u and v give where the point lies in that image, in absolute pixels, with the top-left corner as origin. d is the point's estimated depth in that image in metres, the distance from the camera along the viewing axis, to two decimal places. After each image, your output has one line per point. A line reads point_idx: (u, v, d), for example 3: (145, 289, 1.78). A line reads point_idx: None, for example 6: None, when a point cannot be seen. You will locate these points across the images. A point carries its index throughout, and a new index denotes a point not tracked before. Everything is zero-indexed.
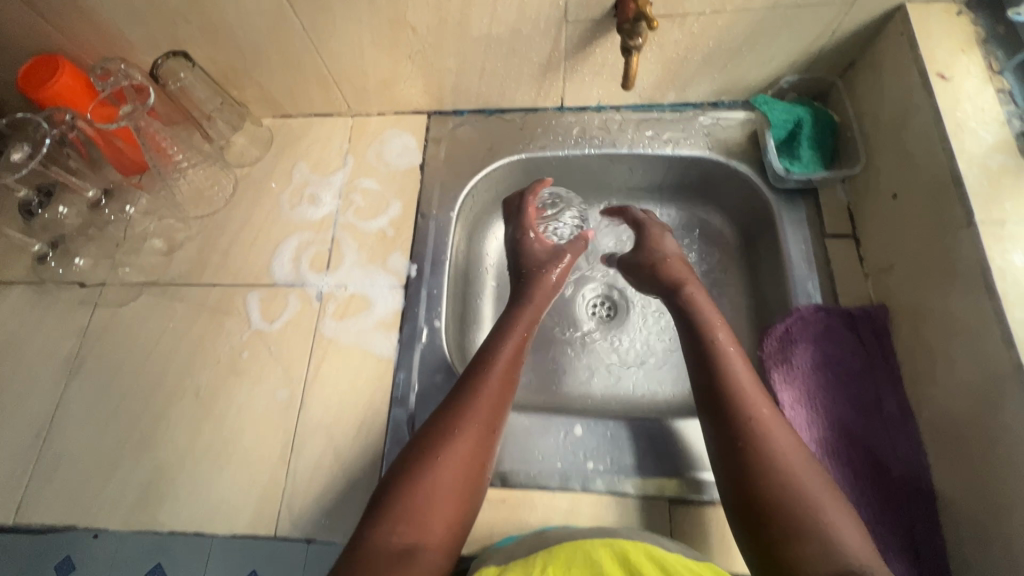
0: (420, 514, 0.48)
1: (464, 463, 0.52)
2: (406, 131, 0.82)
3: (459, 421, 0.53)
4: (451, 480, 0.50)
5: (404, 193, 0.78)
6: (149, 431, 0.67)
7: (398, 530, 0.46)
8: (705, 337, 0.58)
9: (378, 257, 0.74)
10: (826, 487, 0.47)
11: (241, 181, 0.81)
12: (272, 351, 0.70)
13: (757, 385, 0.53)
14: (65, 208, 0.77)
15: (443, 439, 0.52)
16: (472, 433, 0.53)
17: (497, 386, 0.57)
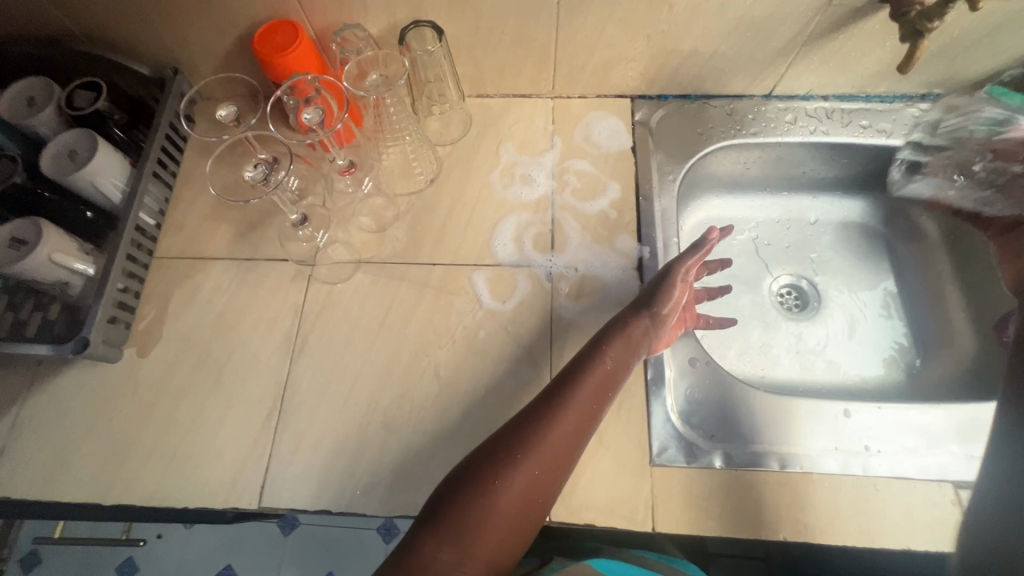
0: (472, 543, 0.48)
1: (523, 493, 0.51)
2: (612, 114, 0.81)
3: (527, 450, 0.52)
4: (508, 508, 0.50)
5: (621, 176, 0.77)
6: (392, 413, 0.65)
7: (445, 548, 0.48)
8: None
9: (605, 239, 0.73)
10: None
11: (446, 159, 0.79)
12: (509, 331, 0.68)
13: None
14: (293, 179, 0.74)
15: (510, 465, 0.51)
16: (536, 465, 0.52)
17: (575, 416, 0.56)
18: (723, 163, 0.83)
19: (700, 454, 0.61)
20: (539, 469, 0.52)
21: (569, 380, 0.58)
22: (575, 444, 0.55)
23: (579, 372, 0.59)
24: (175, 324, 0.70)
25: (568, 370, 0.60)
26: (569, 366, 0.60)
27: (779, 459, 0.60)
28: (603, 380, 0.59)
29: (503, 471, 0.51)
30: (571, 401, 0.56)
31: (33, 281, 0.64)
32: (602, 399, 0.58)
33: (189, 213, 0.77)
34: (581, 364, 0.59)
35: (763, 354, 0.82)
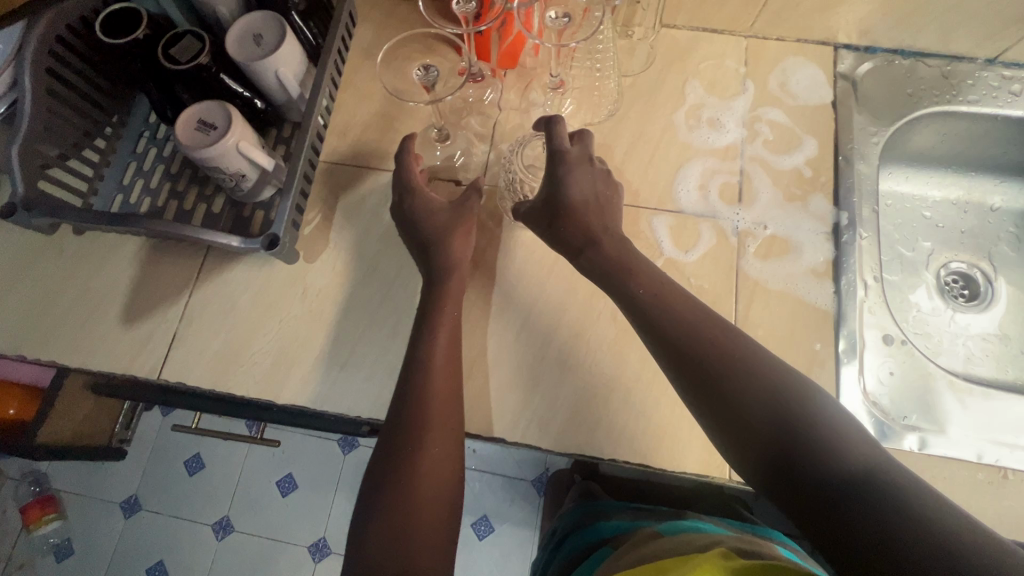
0: (406, 519, 0.48)
1: (442, 466, 0.52)
2: (812, 62, 0.74)
3: (421, 423, 0.52)
4: (429, 482, 0.50)
5: (819, 132, 0.71)
6: (569, 350, 0.63)
7: (381, 544, 0.47)
8: (653, 293, 0.52)
9: (797, 199, 0.68)
10: (741, 408, 0.43)
11: (628, 91, 0.73)
12: (692, 283, 0.65)
13: (683, 347, 0.48)
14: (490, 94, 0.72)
15: (416, 447, 0.51)
16: (434, 436, 0.52)
17: (446, 389, 0.55)
18: (924, 132, 0.76)
19: (892, 434, 0.58)
20: (442, 436, 0.53)
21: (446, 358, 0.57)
22: (457, 407, 0.55)
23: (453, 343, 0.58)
24: (343, 233, 0.68)
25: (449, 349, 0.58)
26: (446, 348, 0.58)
27: (978, 451, 0.57)
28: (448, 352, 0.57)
29: (411, 453, 0.51)
30: (451, 371, 0.57)
31: (216, 169, 0.62)
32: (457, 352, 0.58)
33: (355, 118, 0.73)
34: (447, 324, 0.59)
35: (930, 341, 0.77)
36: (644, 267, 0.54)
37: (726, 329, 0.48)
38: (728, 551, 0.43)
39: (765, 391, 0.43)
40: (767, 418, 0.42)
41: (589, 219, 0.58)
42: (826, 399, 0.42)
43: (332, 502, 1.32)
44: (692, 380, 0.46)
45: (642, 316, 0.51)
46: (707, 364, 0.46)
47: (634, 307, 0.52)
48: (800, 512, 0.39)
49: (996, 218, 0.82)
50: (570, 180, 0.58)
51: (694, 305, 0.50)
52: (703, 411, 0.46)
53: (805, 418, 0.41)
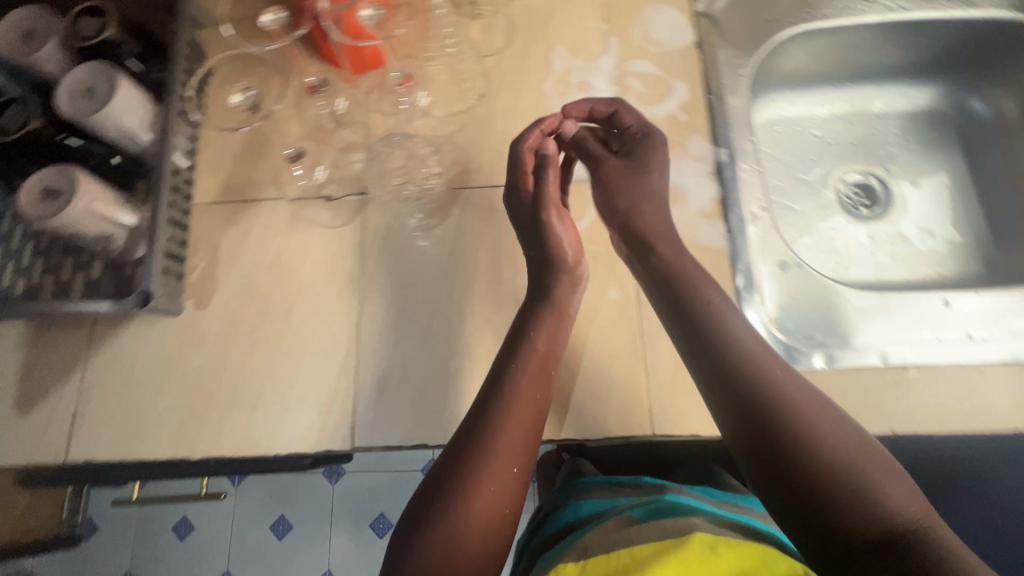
0: (473, 489, 0.45)
1: (485, 530, 0.45)
2: (669, 6, 0.74)
3: (506, 394, 0.50)
4: (505, 455, 0.47)
5: (687, 74, 0.71)
6: (477, 341, 0.63)
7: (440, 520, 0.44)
8: (707, 308, 0.53)
9: (677, 145, 0.68)
10: (794, 442, 0.45)
11: (494, 72, 0.72)
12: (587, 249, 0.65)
13: (748, 368, 0.49)
14: (343, 101, 0.71)
15: (478, 452, 0.47)
16: (520, 410, 0.49)
17: (538, 365, 0.52)
18: (791, 55, 0.77)
19: (800, 356, 0.60)
20: (528, 415, 0.50)
21: (518, 346, 0.53)
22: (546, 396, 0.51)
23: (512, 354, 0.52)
24: (231, 271, 0.66)
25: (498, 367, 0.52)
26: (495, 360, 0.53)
27: (882, 353, 0.59)
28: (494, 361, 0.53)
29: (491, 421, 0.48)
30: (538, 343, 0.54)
31: (77, 235, 0.60)
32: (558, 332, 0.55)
33: (222, 152, 0.71)
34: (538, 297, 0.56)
35: (839, 256, 0.78)
36: (696, 286, 0.54)
37: (781, 365, 0.49)
38: (702, 537, 0.49)
39: (813, 425, 0.46)
40: (801, 450, 0.44)
41: (651, 205, 0.60)
42: (863, 437, 0.46)
43: (330, 534, 1.30)
44: (745, 398, 0.47)
45: (699, 332, 0.52)
46: (761, 390, 0.47)
47: (683, 314, 0.53)
48: (814, 540, 0.43)
49: (883, 124, 0.84)
50: (654, 160, 0.61)
51: (749, 331, 0.52)
52: (752, 422, 0.47)
53: (840, 454, 0.44)
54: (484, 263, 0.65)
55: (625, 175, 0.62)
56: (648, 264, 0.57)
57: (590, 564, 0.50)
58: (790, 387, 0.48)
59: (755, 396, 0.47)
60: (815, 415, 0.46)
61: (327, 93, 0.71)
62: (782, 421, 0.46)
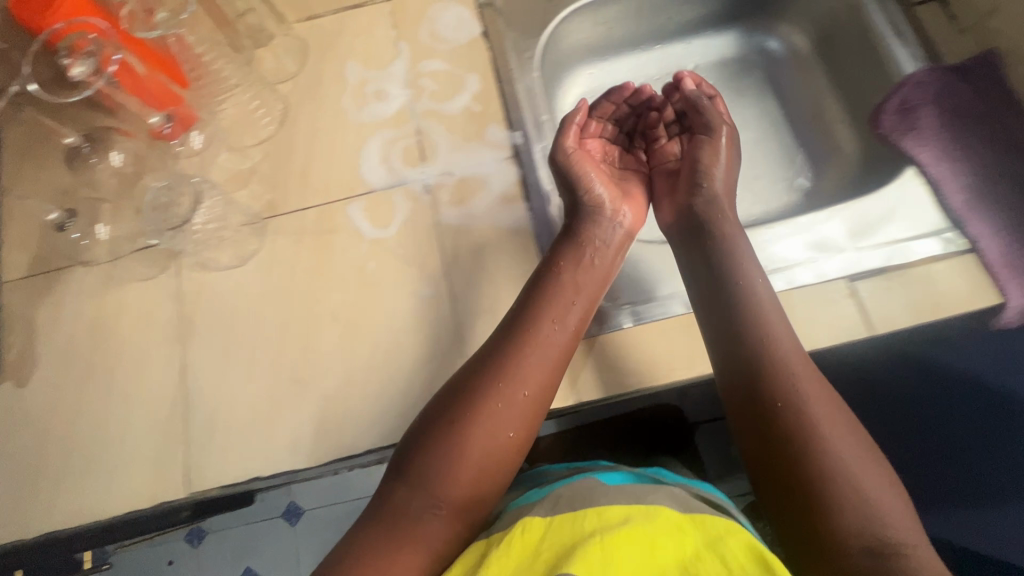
0: (461, 461, 0.49)
1: (480, 463, 0.50)
2: (453, 2, 0.75)
3: (511, 369, 0.53)
4: (496, 432, 0.51)
5: (477, 65, 0.72)
6: (301, 365, 0.62)
7: (418, 490, 0.49)
8: (733, 286, 0.55)
9: (474, 136, 0.69)
10: (804, 433, 0.47)
11: (291, 97, 0.72)
12: (398, 254, 0.65)
13: (781, 352, 0.51)
14: (118, 154, 0.71)
15: (470, 424, 0.50)
16: (523, 388, 0.52)
17: (552, 343, 0.55)
18: (582, 28, 0.78)
19: (610, 318, 0.62)
20: (532, 393, 0.53)
21: (521, 319, 0.56)
22: (550, 379, 0.54)
23: (534, 294, 0.57)
24: (49, 343, 0.65)
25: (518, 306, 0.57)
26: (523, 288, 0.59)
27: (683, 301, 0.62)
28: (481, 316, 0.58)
29: (488, 398, 0.51)
30: (541, 317, 0.56)
31: None
32: (580, 300, 0.58)
33: (25, 224, 0.69)
34: (552, 253, 0.61)
35: None
36: (735, 272, 0.57)
37: (807, 364, 0.51)
38: (669, 515, 0.45)
39: (826, 425, 0.47)
40: (813, 445, 0.46)
41: (725, 187, 0.65)
42: (874, 453, 0.47)
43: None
44: (755, 374, 0.50)
45: (723, 306, 0.55)
46: (780, 375, 0.50)
47: (710, 286, 0.57)
48: (798, 540, 0.45)
49: None
50: (700, 150, 0.66)
51: (778, 322, 0.53)
52: (754, 397, 0.50)
53: (846, 460, 0.45)
54: (302, 285, 0.65)
55: (693, 151, 0.67)
56: (682, 244, 0.62)
57: (554, 523, 0.45)
58: (819, 381, 0.50)
59: (774, 379, 0.50)
60: (830, 417, 0.48)
61: (99, 147, 0.71)
62: (798, 408, 0.48)
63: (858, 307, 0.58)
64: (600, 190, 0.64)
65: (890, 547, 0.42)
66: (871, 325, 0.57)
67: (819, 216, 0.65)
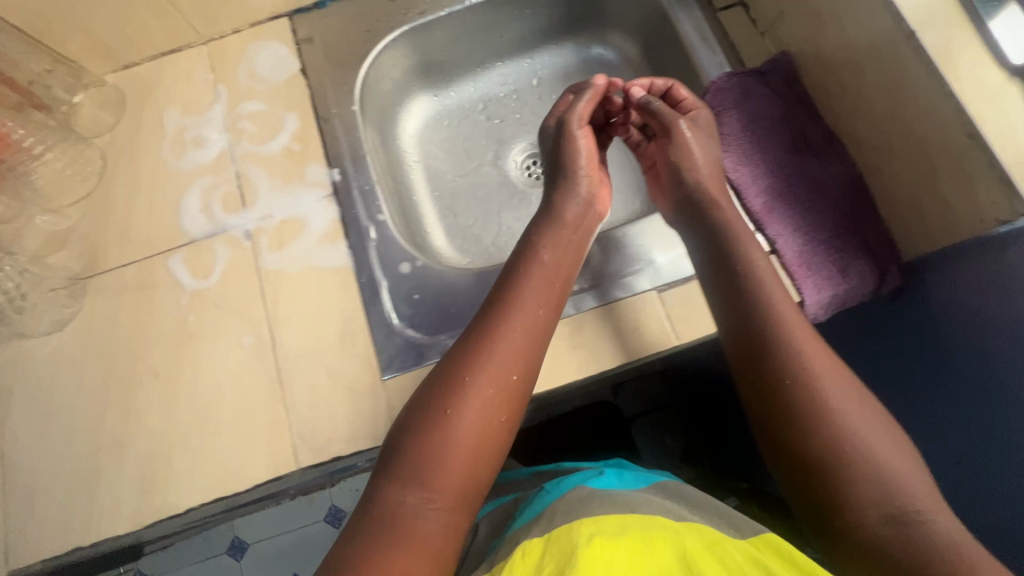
0: (440, 457, 0.46)
1: (463, 456, 0.47)
2: (271, 40, 0.74)
3: (483, 359, 0.50)
4: (471, 425, 0.48)
5: (295, 103, 0.71)
6: (121, 427, 0.61)
7: (408, 487, 0.45)
8: (747, 263, 0.54)
9: (293, 176, 0.68)
10: (815, 412, 0.47)
11: (109, 150, 0.71)
12: (219, 304, 0.65)
13: (802, 324, 0.51)
14: None
15: (447, 417, 0.48)
16: (496, 379, 0.50)
17: (525, 331, 0.52)
18: (409, 54, 0.78)
19: (428, 351, 0.61)
20: (504, 384, 0.50)
21: (493, 311, 0.53)
22: (527, 368, 0.51)
23: (516, 275, 0.55)
24: None
25: (494, 289, 0.56)
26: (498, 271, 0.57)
27: None
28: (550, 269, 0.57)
29: (459, 391, 0.48)
30: (518, 303, 0.53)
31: None
32: (549, 288, 0.56)
33: None
34: (522, 245, 0.59)
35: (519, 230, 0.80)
36: (734, 253, 0.55)
37: (810, 330, 0.51)
38: (665, 526, 0.45)
39: (836, 400, 0.47)
40: (818, 419, 0.46)
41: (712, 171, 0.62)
42: (886, 423, 0.47)
43: None
44: (770, 352, 0.50)
45: (735, 282, 0.54)
46: (790, 354, 0.49)
47: (721, 260, 0.55)
48: (821, 519, 0.45)
49: (540, 93, 0.86)
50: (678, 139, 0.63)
51: (783, 300, 0.52)
52: (777, 371, 0.49)
53: (852, 430, 0.46)
54: (123, 344, 0.64)
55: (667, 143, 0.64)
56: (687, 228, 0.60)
57: (551, 536, 0.45)
58: (828, 357, 0.49)
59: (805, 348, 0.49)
60: (842, 387, 0.48)
61: None
62: (809, 383, 0.48)
63: (664, 318, 0.59)
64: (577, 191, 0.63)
65: (910, 523, 0.42)
66: (676, 333, 0.58)
67: (629, 229, 0.65)
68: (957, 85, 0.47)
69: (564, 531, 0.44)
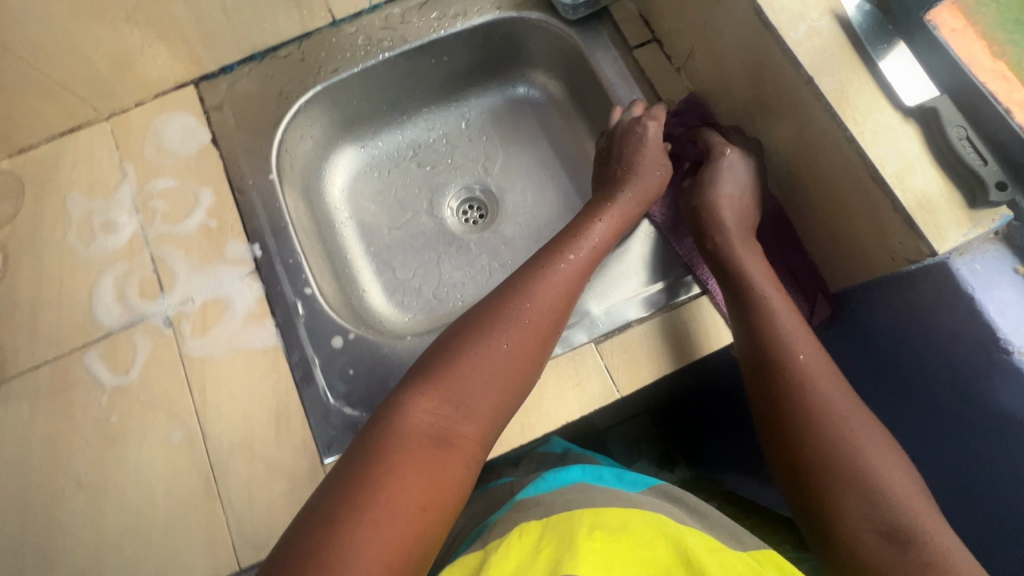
0: (467, 386, 0.48)
1: (486, 394, 0.49)
2: (178, 110, 0.71)
3: (522, 307, 0.52)
4: (501, 366, 0.50)
5: (210, 177, 0.68)
6: (45, 546, 0.58)
7: (431, 402, 0.47)
8: (751, 288, 0.55)
9: (214, 255, 0.65)
10: (819, 422, 0.47)
11: (9, 243, 0.67)
12: (143, 399, 0.61)
13: (803, 336, 0.52)
14: None
15: (479, 349, 0.50)
16: (532, 330, 0.52)
17: (565, 298, 0.55)
18: (327, 111, 0.75)
19: None
20: (535, 335, 0.52)
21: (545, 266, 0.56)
22: (552, 335, 0.54)
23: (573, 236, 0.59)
24: None
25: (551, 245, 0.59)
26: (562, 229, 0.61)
27: None
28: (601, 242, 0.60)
29: (496, 335, 0.50)
30: (565, 266, 0.56)
31: None
32: (590, 263, 0.58)
33: None
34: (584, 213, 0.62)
35: (459, 279, 0.78)
36: (741, 280, 0.56)
37: (813, 340, 0.52)
38: (667, 528, 0.43)
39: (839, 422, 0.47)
40: (817, 424, 0.47)
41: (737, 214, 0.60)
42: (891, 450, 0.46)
43: None
44: (770, 371, 0.51)
45: (743, 302, 0.55)
46: (795, 373, 0.50)
47: (729, 287, 0.57)
48: (814, 529, 0.45)
49: (470, 134, 0.85)
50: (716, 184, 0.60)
51: (787, 321, 0.53)
52: (774, 394, 0.50)
53: (848, 439, 0.45)
54: (38, 454, 0.60)
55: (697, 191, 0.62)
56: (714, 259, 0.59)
57: (551, 522, 0.45)
58: (828, 372, 0.49)
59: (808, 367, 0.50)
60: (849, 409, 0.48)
61: None
62: (806, 401, 0.48)
63: (603, 370, 0.59)
64: (603, 224, 0.60)
65: (904, 529, 0.41)
66: (617, 387, 0.59)
67: None
68: (856, 130, 0.48)
69: (566, 519, 0.44)
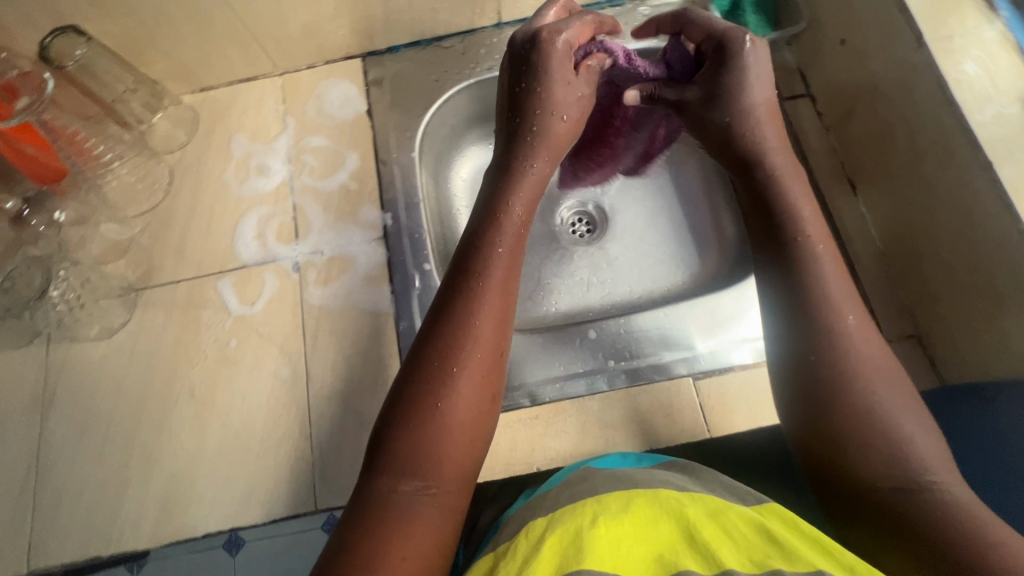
0: (430, 449, 0.40)
1: (456, 450, 0.40)
2: (342, 79, 0.77)
3: (465, 335, 0.43)
4: (460, 414, 0.41)
5: (359, 144, 0.74)
6: (151, 443, 0.63)
7: (403, 479, 0.39)
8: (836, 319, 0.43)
9: (349, 215, 0.70)
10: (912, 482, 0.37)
11: (176, 167, 0.74)
12: (260, 332, 0.66)
13: (879, 368, 0.41)
14: None
15: (432, 401, 0.41)
16: (482, 358, 0.43)
17: (503, 308, 0.46)
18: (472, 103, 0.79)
19: None
20: (486, 362, 0.44)
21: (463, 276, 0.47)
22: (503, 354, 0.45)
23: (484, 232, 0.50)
24: None
25: (462, 253, 0.49)
26: (471, 219, 0.52)
27: (528, 394, 0.61)
28: (519, 229, 0.52)
29: (441, 384, 0.41)
30: (495, 272, 0.47)
31: None
32: (517, 257, 0.49)
33: None
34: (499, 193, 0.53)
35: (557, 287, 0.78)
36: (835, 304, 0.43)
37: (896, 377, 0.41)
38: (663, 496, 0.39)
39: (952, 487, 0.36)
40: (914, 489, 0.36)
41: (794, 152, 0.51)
42: None
43: None
44: (845, 425, 0.39)
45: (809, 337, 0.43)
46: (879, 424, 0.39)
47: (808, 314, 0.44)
48: None
49: None
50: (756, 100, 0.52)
51: (862, 351, 0.42)
52: (860, 452, 0.39)
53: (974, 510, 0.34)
54: (163, 359, 0.66)
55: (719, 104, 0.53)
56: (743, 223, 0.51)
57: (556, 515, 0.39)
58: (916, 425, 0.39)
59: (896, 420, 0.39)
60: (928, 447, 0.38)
61: None
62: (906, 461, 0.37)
63: (699, 406, 0.60)
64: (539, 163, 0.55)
65: None
66: (709, 427, 0.59)
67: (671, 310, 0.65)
68: None
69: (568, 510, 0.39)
